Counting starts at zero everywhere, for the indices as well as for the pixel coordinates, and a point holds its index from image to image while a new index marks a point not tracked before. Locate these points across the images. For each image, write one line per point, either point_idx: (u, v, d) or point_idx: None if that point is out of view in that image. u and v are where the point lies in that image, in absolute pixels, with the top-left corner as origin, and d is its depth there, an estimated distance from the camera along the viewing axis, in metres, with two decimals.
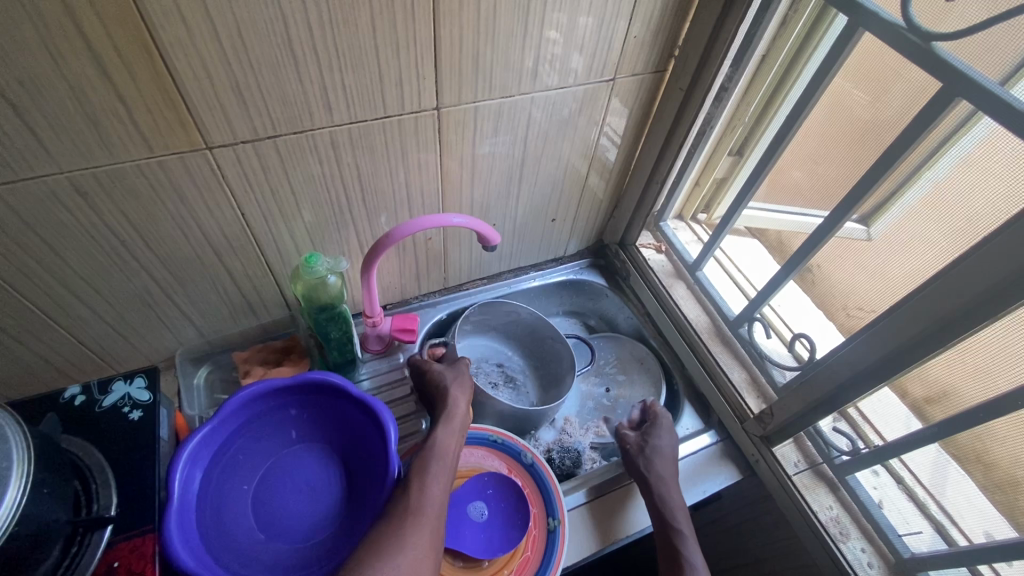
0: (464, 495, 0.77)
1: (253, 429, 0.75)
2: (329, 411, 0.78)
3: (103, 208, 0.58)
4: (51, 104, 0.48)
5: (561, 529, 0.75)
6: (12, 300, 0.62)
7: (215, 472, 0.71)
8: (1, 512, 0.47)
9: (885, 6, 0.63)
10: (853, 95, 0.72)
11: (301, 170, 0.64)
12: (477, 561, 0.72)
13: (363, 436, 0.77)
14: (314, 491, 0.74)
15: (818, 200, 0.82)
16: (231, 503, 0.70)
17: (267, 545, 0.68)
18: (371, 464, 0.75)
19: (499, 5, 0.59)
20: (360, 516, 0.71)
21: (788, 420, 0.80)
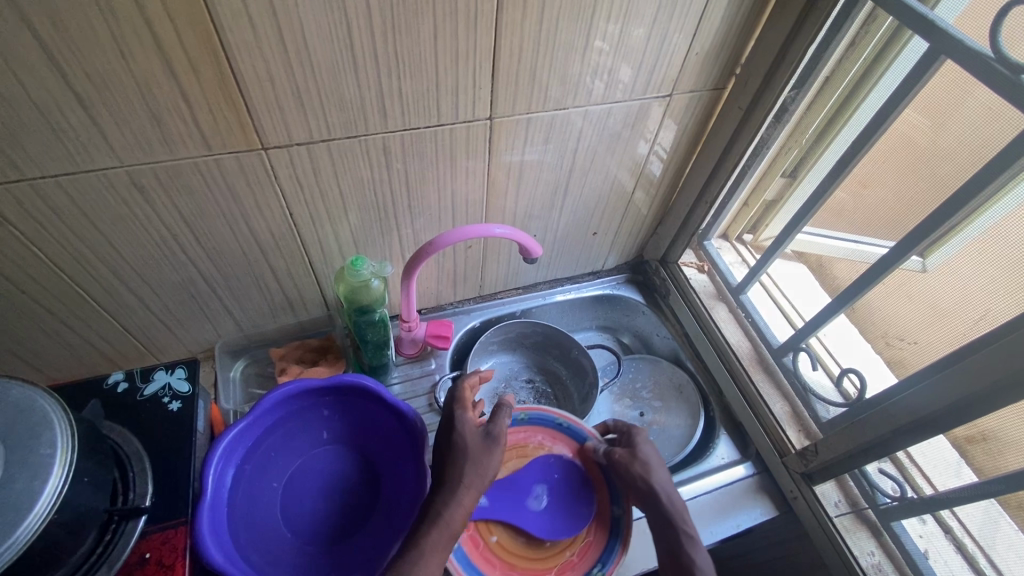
0: (530, 474, 0.77)
1: (285, 428, 0.75)
2: (360, 415, 0.78)
3: (158, 202, 0.59)
4: (117, 100, 0.49)
5: (625, 518, 0.75)
6: (65, 287, 0.64)
7: (247, 469, 0.71)
8: (42, 498, 0.48)
9: (970, 31, 0.59)
10: (918, 122, 0.70)
11: (351, 173, 0.64)
12: (540, 540, 0.74)
13: (394, 443, 0.76)
14: (342, 494, 0.74)
15: (880, 229, 0.80)
16: (261, 501, 0.71)
17: (294, 546, 0.69)
18: (400, 472, 0.74)
19: (562, 17, 0.58)
20: (387, 524, 0.71)
21: (833, 460, 0.76)
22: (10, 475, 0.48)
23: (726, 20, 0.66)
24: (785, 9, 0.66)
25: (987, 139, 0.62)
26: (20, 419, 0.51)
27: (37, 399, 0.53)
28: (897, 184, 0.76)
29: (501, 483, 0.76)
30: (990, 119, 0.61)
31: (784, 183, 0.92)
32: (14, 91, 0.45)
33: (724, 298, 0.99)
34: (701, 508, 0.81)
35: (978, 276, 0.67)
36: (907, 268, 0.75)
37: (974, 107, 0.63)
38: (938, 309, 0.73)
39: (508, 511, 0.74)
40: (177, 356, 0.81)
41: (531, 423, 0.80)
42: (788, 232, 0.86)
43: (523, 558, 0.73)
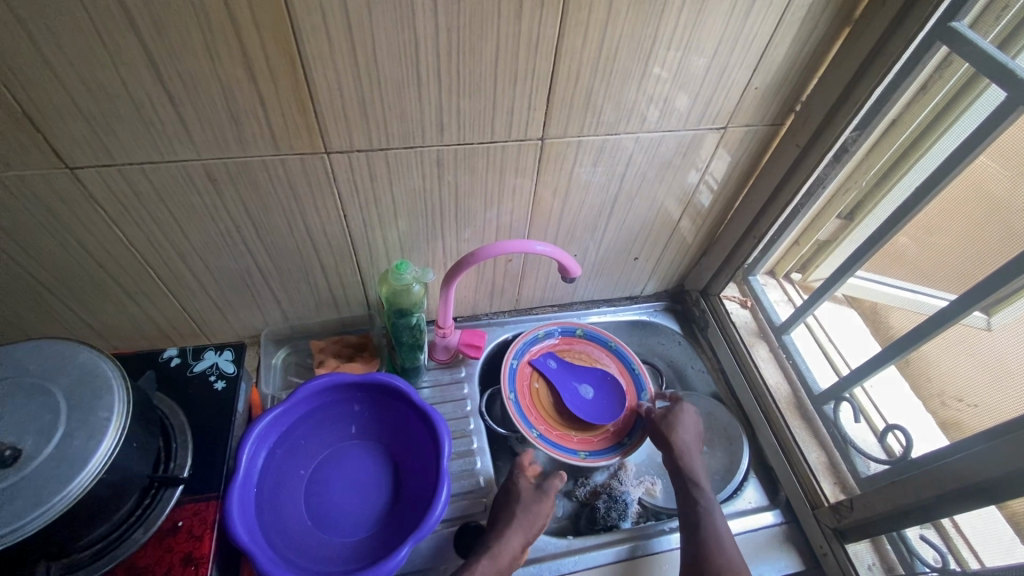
0: (590, 373, 0.94)
1: (317, 418, 0.78)
2: (389, 414, 0.80)
3: (227, 195, 0.63)
4: (202, 99, 0.53)
5: (628, 448, 0.87)
6: (136, 264, 0.69)
7: (278, 452, 0.74)
8: (95, 457, 0.52)
9: None
10: (995, 174, 0.67)
11: (404, 182, 0.67)
12: (563, 410, 0.90)
13: (417, 446, 0.78)
14: (363, 489, 0.76)
15: (941, 281, 0.76)
16: (289, 486, 0.74)
17: (314, 534, 0.71)
18: (420, 477, 0.76)
19: (622, 45, 0.59)
20: (402, 524, 0.72)
21: (870, 519, 0.73)
22: (72, 433, 0.53)
23: (790, 57, 0.66)
24: (853, 49, 0.64)
25: None
26: (85, 382, 0.56)
27: (101, 364, 0.58)
28: (966, 235, 0.72)
29: (568, 364, 0.95)
30: None
31: (839, 225, 0.90)
32: (115, 85, 0.51)
33: (765, 337, 0.96)
34: None
35: None
36: (970, 326, 0.71)
37: None
38: (1003, 371, 0.68)
39: (558, 380, 0.92)
40: (226, 338, 0.85)
41: (614, 352, 0.95)
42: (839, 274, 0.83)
43: (546, 411, 0.89)
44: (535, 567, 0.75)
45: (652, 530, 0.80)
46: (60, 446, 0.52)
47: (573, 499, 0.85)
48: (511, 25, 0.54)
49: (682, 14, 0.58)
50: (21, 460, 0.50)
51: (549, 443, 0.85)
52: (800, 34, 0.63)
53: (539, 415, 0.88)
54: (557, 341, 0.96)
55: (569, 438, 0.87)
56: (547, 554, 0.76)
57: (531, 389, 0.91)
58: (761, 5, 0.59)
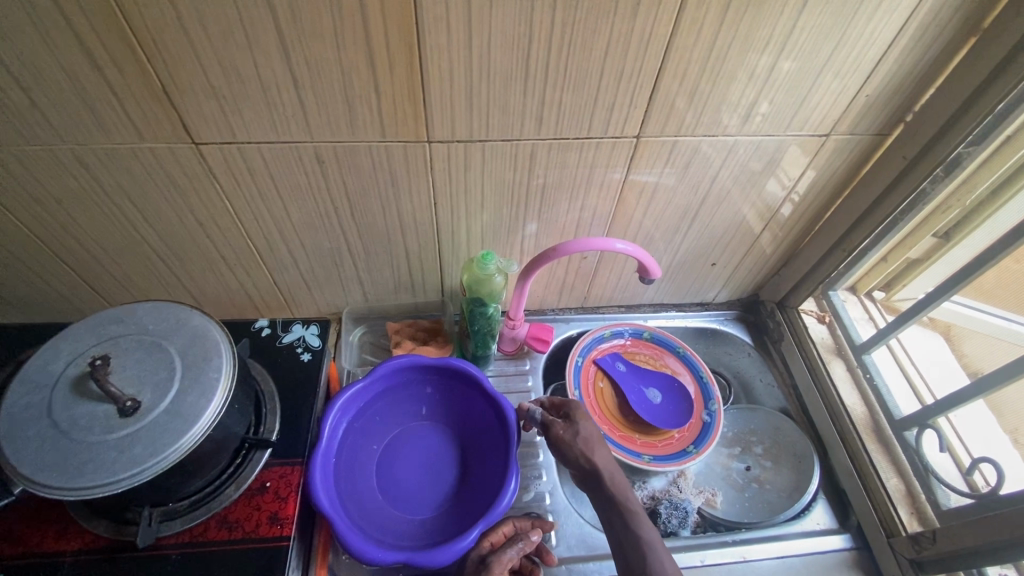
0: (656, 378, 0.94)
1: (392, 396, 0.81)
2: (459, 399, 0.83)
3: (331, 176, 0.66)
4: (323, 83, 0.56)
5: (693, 456, 0.84)
6: (239, 238, 0.73)
7: (356, 424, 0.77)
8: (206, 413, 0.56)
9: None
10: None
11: (497, 174, 0.68)
12: (627, 412, 0.90)
13: (484, 432, 0.80)
14: (430, 469, 0.78)
15: None
16: (362, 458, 0.76)
17: (383, 507, 0.73)
18: (486, 462, 0.77)
19: (734, 45, 0.58)
20: (467, 508, 0.73)
21: (954, 554, 0.69)
22: (186, 389, 0.57)
23: (907, 63, 0.63)
24: (979, 56, 0.61)
25: None
26: (197, 343, 0.60)
27: (211, 328, 0.62)
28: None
29: (635, 367, 0.95)
30: None
31: (935, 243, 0.85)
32: (248, 68, 0.54)
33: (843, 355, 0.93)
34: (786, 569, 0.77)
35: None
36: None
37: None
38: None
39: (624, 382, 0.92)
40: (308, 314, 0.90)
41: (682, 360, 0.95)
42: (932, 296, 0.78)
43: (609, 411, 0.89)
44: (594, 563, 0.75)
45: (712, 541, 0.78)
46: (174, 401, 0.56)
47: None
48: (625, 21, 0.54)
49: (800, 15, 0.56)
50: (141, 411, 0.55)
51: (612, 442, 0.84)
52: (923, 41, 0.60)
53: (603, 414, 0.88)
54: (625, 344, 0.96)
55: (633, 440, 0.86)
56: (606, 553, 0.76)
57: (595, 388, 0.91)
58: (886, 9, 0.57)
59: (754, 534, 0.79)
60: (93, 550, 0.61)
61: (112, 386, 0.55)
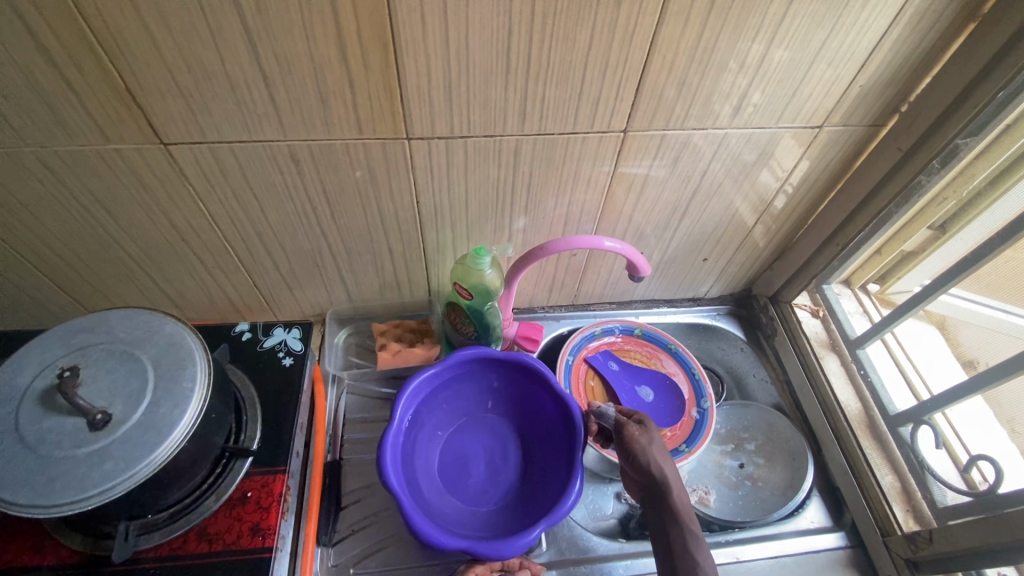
0: (648, 376, 0.92)
1: (460, 385, 0.81)
2: (525, 395, 0.81)
3: (308, 176, 0.63)
4: (294, 80, 0.53)
5: (686, 455, 0.82)
6: (216, 240, 0.71)
7: (424, 411, 0.78)
8: (180, 425, 0.54)
9: None
10: None
11: (480, 171, 0.66)
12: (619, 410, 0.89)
13: (547, 432, 0.79)
14: (493, 463, 0.78)
15: None
16: (427, 445, 0.77)
17: (445, 495, 0.74)
18: (548, 463, 0.77)
19: (723, 35, 0.55)
20: (529, 506, 0.74)
21: (951, 554, 0.68)
22: (159, 400, 0.55)
23: (903, 52, 0.60)
24: (977, 45, 0.59)
25: None
26: (171, 351, 0.58)
27: (185, 336, 0.60)
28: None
29: (627, 365, 0.93)
30: None
31: (930, 235, 0.84)
32: (215, 65, 0.51)
33: (837, 350, 0.92)
34: (782, 569, 0.76)
35: None
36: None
37: None
38: None
39: (616, 380, 0.91)
40: (292, 316, 0.88)
41: (675, 357, 0.93)
42: (928, 290, 0.77)
43: None
44: (586, 568, 0.75)
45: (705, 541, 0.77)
46: (146, 413, 0.54)
47: (621, 501, 0.83)
48: (609, 11, 0.51)
49: (791, 3, 0.54)
50: (112, 424, 0.53)
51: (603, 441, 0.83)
52: (919, 29, 0.58)
53: None
54: (616, 342, 0.95)
55: None
56: (597, 555, 0.77)
57: (586, 386, 0.90)
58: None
59: (749, 534, 0.78)
60: (70, 565, 0.59)
61: (81, 399, 0.53)
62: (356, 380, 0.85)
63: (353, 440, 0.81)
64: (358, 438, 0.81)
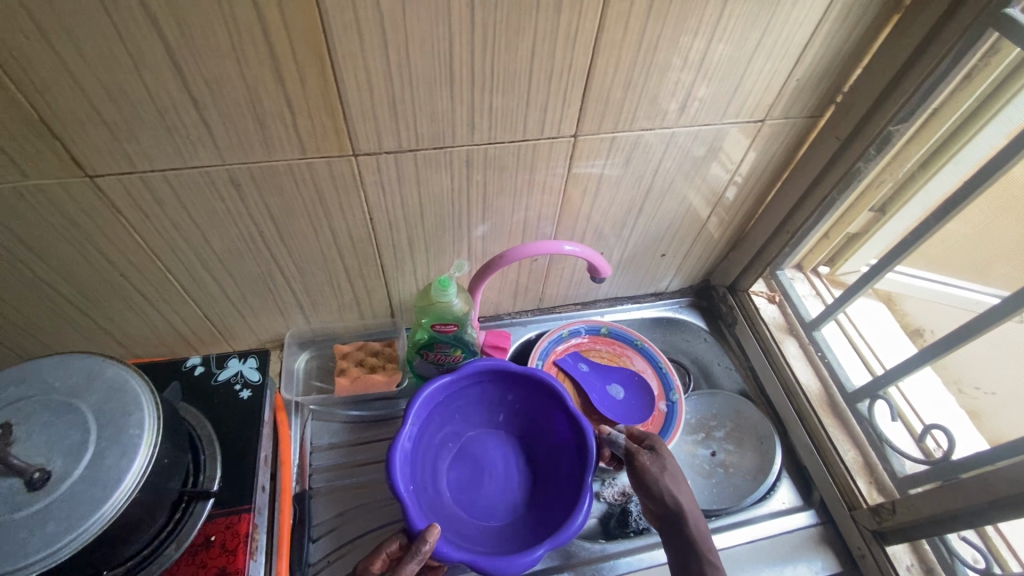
0: (617, 373, 0.93)
1: (474, 396, 0.80)
2: (539, 411, 0.80)
3: (250, 199, 0.61)
4: (227, 103, 0.51)
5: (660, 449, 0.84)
6: (156, 272, 0.67)
7: (436, 422, 0.77)
8: (128, 476, 0.50)
9: None
10: None
11: (433, 183, 0.65)
12: (592, 410, 0.90)
13: (559, 450, 0.78)
14: (503, 479, 0.78)
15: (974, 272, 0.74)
16: (435, 456, 0.77)
17: (449, 508, 0.74)
18: (558, 482, 0.76)
19: (663, 37, 0.56)
20: (536, 525, 0.73)
21: (913, 522, 0.71)
22: (103, 451, 0.51)
23: (835, 45, 0.62)
24: (902, 36, 0.61)
25: None
26: (114, 397, 0.54)
27: (129, 379, 0.56)
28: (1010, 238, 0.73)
29: (596, 365, 0.94)
30: None
31: (873, 217, 0.87)
32: (138, 90, 0.48)
33: (795, 333, 0.95)
34: (758, 552, 0.78)
35: None
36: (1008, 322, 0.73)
37: None
38: None
39: (586, 382, 0.91)
40: (247, 344, 0.84)
41: (642, 352, 0.94)
42: (874, 270, 0.80)
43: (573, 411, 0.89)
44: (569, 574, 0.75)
45: None
46: (90, 466, 0.50)
47: (600, 500, 0.84)
48: (549, 19, 0.51)
49: (725, 4, 0.55)
50: (52, 482, 0.49)
51: None
52: (848, 23, 0.60)
53: None
54: (583, 344, 0.95)
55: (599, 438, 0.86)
56: (581, 559, 0.77)
57: None
58: None
59: (726, 521, 0.80)
60: None
61: (15, 458, 0.48)
62: (319, 405, 0.82)
63: (325, 466, 0.79)
64: (330, 464, 0.79)
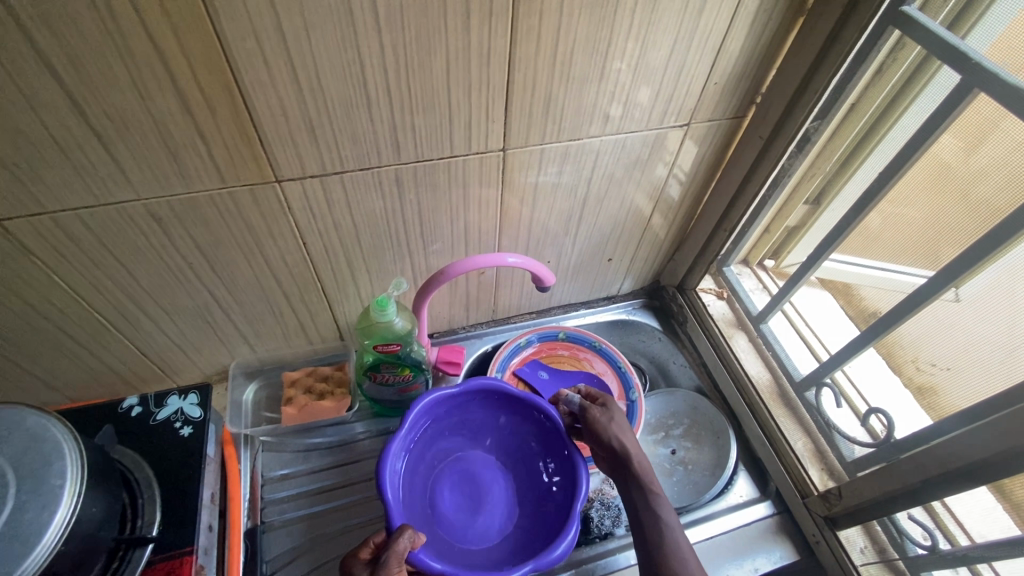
0: (577, 378, 0.94)
1: (465, 416, 0.80)
2: (529, 436, 0.79)
3: (174, 232, 0.59)
4: (135, 137, 0.50)
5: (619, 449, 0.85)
6: (83, 312, 0.64)
7: (424, 441, 0.77)
8: (49, 530, 0.48)
9: (997, 57, 0.56)
10: (946, 144, 0.66)
11: (364, 205, 0.64)
12: None
13: (547, 476, 0.77)
14: (487, 504, 0.77)
15: (898, 256, 0.76)
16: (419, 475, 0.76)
17: (429, 527, 0.72)
18: (543, 509, 0.75)
19: (577, 50, 0.57)
20: (516, 552, 0.71)
21: (859, 505, 0.73)
22: (22, 506, 0.49)
23: (746, 48, 0.64)
24: (809, 36, 0.63)
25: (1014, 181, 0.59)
26: (34, 447, 0.52)
27: (50, 427, 0.54)
28: (926, 226, 0.71)
29: (555, 370, 0.94)
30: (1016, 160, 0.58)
31: (808, 210, 0.88)
32: (36, 129, 0.47)
33: (744, 328, 0.97)
34: (719, 548, 0.79)
35: (1002, 314, 0.64)
36: (938, 300, 0.70)
37: (1001, 143, 0.60)
38: (964, 344, 0.68)
39: (547, 389, 0.92)
40: (192, 379, 0.82)
41: (601, 353, 0.95)
42: (809, 262, 0.83)
43: None
44: None
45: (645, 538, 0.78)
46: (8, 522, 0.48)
47: None
48: (459, 37, 0.52)
49: (632, 14, 0.56)
50: None
51: None
52: (756, 26, 0.62)
53: None
54: (541, 352, 0.96)
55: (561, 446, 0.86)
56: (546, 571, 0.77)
57: None
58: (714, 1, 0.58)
59: (688, 519, 0.81)
60: None
61: None
62: (270, 437, 0.80)
63: (278, 498, 0.77)
64: (284, 496, 0.77)
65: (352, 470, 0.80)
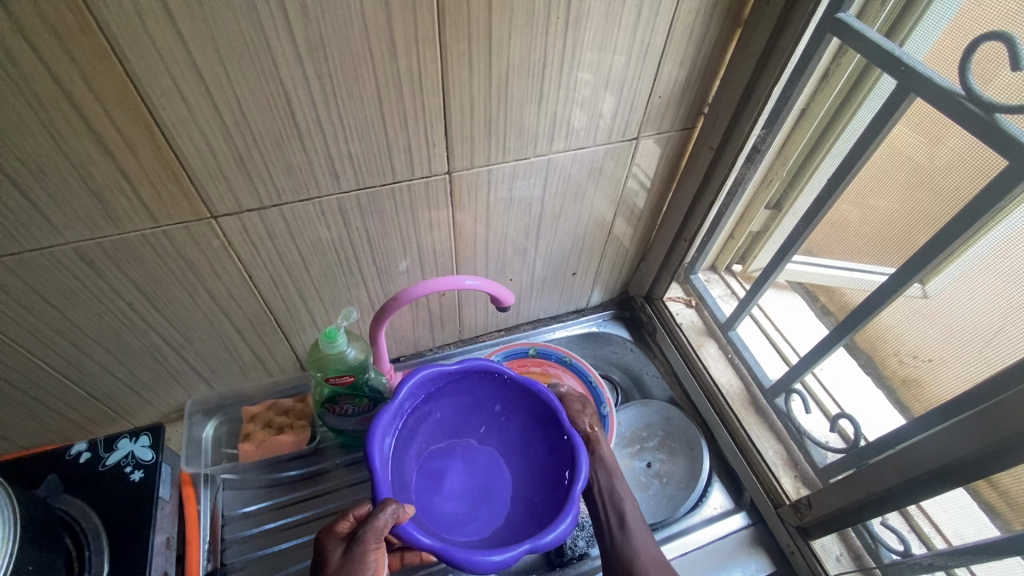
0: None
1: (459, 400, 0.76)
2: (523, 424, 0.75)
3: (109, 275, 0.58)
4: (53, 181, 0.48)
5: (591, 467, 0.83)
6: (21, 359, 0.62)
7: (414, 426, 0.72)
8: None
9: (928, 64, 0.56)
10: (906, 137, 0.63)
11: (310, 235, 0.63)
12: None
13: (540, 465, 0.73)
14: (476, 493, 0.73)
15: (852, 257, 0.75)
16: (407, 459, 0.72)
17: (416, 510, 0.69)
18: (533, 497, 0.71)
19: (511, 71, 0.56)
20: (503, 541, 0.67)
21: (828, 515, 0.73)
22: None
23: (686, 61, 0.64)
24: (747, 46, 0.63)
25: (955, 185, 0.59)
26: None
27: None
28: (871, 233, 0.71)
29: None
30: (954, 164, 0.58)
31: (771, 214, 0.86)
32: None
33: (714, 335, 0.97)
34: (694, 563, 0.78)
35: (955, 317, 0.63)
36: (906, 295, 0.67)
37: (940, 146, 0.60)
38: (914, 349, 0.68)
39: None
40: (149, 419, 0.80)
41: (571, 367, 0.93)
42: (769, 269, 0.83)
43: None
44: None
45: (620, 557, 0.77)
46: None
47: None
48: (387, 65, 0.51)
49: (563, 34, 0.55)
50: None
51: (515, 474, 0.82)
52: (693, 39, 0.62)
53: None
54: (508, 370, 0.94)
55: None
56: None
57: None
58: (647, 17, 0.57)
59: (663, 535, 0.80)
60: None
61: None
62: (230, 474, 0.78)
63: (240, 538, 0.75)
64: (247, 535, 0.75)
65: (317, 504, 0.78)
